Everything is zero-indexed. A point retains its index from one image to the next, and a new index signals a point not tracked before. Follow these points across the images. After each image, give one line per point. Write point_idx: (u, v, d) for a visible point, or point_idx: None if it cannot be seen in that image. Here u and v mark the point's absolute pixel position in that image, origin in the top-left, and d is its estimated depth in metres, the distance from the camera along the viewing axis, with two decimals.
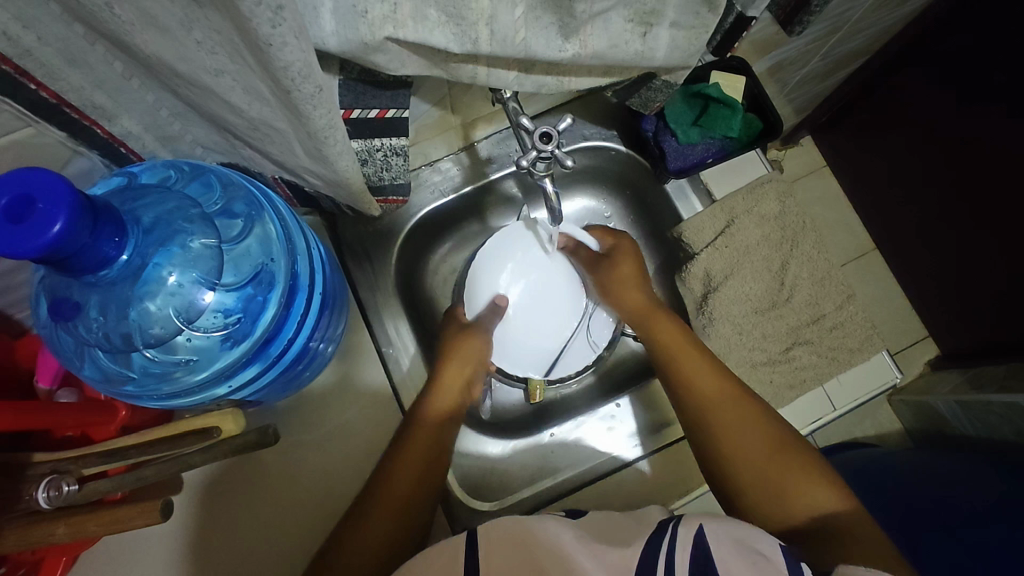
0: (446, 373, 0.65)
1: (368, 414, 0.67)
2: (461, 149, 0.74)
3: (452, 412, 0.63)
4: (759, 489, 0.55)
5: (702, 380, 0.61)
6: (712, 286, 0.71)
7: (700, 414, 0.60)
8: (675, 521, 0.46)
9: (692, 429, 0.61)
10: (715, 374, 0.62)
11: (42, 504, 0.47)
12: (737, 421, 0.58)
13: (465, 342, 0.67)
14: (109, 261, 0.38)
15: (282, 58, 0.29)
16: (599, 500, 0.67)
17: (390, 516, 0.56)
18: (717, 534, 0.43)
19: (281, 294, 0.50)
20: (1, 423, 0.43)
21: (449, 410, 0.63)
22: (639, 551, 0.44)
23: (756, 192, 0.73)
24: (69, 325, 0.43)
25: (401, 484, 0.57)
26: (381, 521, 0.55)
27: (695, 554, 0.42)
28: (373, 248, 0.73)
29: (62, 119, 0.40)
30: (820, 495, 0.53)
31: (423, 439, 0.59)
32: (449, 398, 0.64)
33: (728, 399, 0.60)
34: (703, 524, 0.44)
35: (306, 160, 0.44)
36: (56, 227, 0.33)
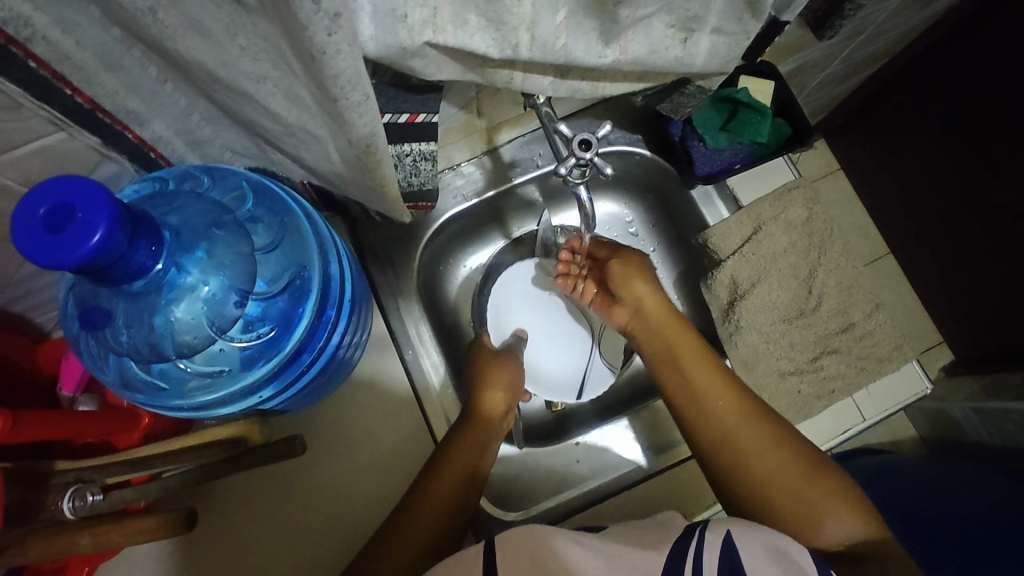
0: (484, 401, 0.64)
1: (387, 420, 0.66)
2: (484, 153, 0.73)
3: (495, 416, 0.64)
4: (780, 511, 0.52)
5: (710, 394, 0.58)
6: (739, 293, 0.70)
7: (708, 432, 0.57)
8: (700, 525, 0.45)
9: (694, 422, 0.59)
10: (720, 387, 0.58)
11: (66, 514, 0.45)
12: (746, 428, 0.56)
13: (494, 367, 0.67)
14: (145, 270, 0.37)
15: (333, 65, 0.29)
16: (620, 511, 0.65)
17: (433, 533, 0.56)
18: (748, 542, 0.42)
19: (314, 305, 0.50)
20: (28, 433, 0.42)
21: (490, 414, 0.64)
22: (664, 555, 0.43)
23: (783, 199, 0.72)
24: (99, 335, 0.42)
25: (442, 501, 0.57)
26: (420, 533, 0.56)
27: (725, 559, 0.41)
28: (395, 252, 0.72)
29: (95, 124, 0.39)
30: (844, 520, 0.51)
31: (473, 440, 0.61)
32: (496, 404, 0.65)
33: (739, 417, 0.57)
34: (731, 531, 0.43)
35: (342, 166, 0.43)
36: (96, 237, 0.32)
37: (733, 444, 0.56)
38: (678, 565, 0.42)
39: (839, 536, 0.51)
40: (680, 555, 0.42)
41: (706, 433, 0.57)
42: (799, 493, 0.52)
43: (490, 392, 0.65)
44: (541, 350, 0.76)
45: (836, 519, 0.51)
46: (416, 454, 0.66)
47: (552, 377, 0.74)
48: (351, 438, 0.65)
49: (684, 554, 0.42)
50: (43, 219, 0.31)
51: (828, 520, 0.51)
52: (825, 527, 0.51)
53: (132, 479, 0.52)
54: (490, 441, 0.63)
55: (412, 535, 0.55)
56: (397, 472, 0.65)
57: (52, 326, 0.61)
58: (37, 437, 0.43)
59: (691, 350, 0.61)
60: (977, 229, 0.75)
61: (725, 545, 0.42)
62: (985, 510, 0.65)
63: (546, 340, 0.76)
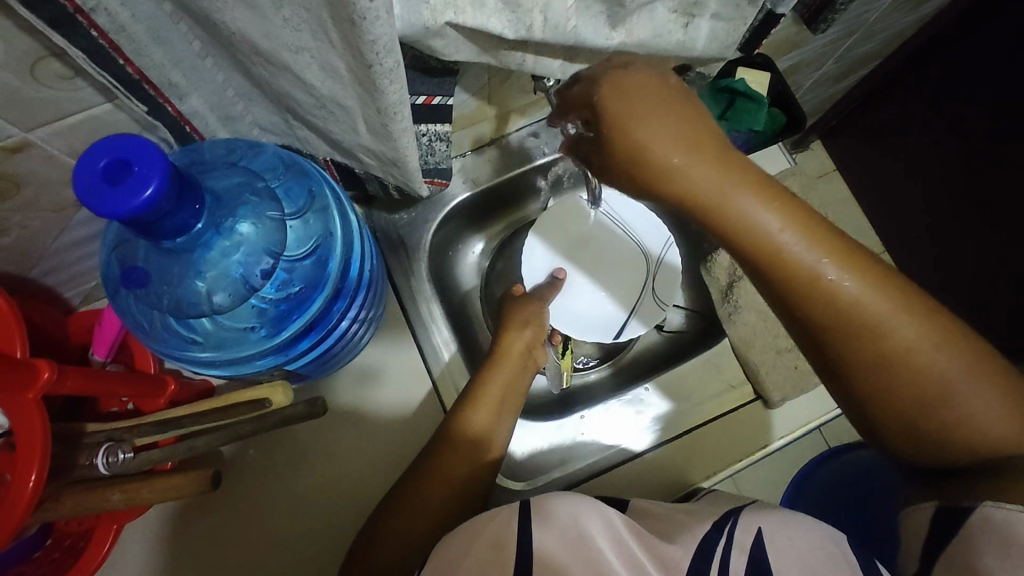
0: (487, 393, 0.64)
1: (401, 393, 0.70)
2: (493, 141, 0.76)
3: (502, 405, 0.64)
4: (901, 421, 0.43)
5: (829, 294, 0.39)
6: (737, 276, 0.75)
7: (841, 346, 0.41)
8: (734, 517, 0.47)
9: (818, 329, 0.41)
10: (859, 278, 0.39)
11: (101, 470, 0.48)
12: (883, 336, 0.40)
13: (512, 334, 0.69)
14: (186, 228, 0.40)
15: (372, 32, 0.32)
16: (622, 486, 0.68)
17: (441, 510, 0.58)
18: (778, 538, 0.44)
19: (330, 277, 0.53)
20: (69, 386, 0.45)
21: (498, 406, 0.64)
22: (688, 553, 0.44)
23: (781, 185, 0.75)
24: (140, 293, 0.45)
25: (447, 480, 0.59)
26: (424, 513, 0.58)
27: (749, 557, 0.43)
28: (408, 237, 0.75)
29: (141, 95, 0.42)
30: (985, 409, 0.41)
31: (472, 434, 0.61)
32: (498, 393, 0.65)
33: (880, 306, 0.39)
34: (763, 528, 0.45)
35: (367, 138, 0.46)
36: (148, 190, 0.35)
37: (849, 345, 0.41)
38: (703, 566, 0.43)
39: (987, 429, 0.41)
40: (710, 549, 0.44)
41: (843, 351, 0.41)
42: (949, 396, 0.41)
43: (499, 373, 0.66)
44: (574, 293, 0.74)
45: (985, 411, 0.41)
46: (426, 424, 0.68)
47: (585, 318, 0.73)
48: (370, 412, 0.68)
49: (710, 550, 0.44)
50: (102, 172, 0.34)
51: (969, 417, 0.41)
52: (965, 421, 0.41)
53: (159, 442, 0.54)
54: (500, 417, 0.64)
55: (421, 514, 0.58)
56: (409, 444, 0.68)
57: (80, 300, 0.63)
58: (76, 391, 0.46)
59: (794, 235, 0.37)
60: (978, 220, 0.81)
61: (755, 541, 0.44)
62: None
63: (584, 286, 0.74)
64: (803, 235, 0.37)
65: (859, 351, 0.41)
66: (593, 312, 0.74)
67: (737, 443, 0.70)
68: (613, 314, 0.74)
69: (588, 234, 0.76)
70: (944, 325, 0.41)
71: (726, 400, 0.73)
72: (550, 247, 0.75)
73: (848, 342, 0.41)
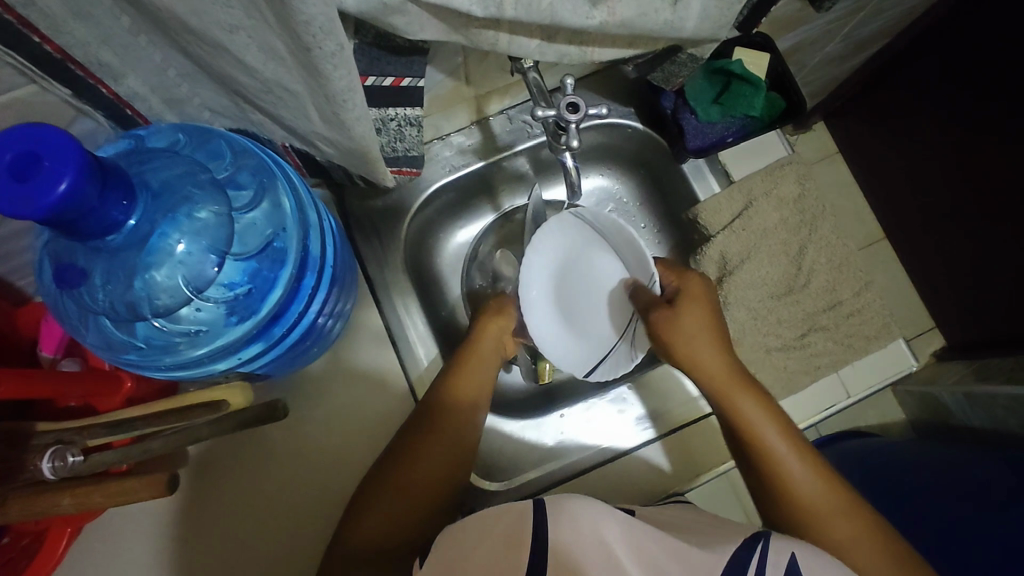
0: (458, 374, 0.63)
1: (371, 388, 0.66)
2: (473, 123, 0.72)
3: (475, 388, 0.64)
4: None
5: (791, 472, 0.58)
6: (728, 270, 0.69)
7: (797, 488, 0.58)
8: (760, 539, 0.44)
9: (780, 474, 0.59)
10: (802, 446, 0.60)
11: (46, 474, 0.46)
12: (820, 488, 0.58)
13: (479, 338, 0.67)
14: (117, 225, 0.37)
15: (304, 11, 0.28)
16: (604, 488, 0.66)
17: (410, 514, 0.57)
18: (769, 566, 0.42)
19: (290, 268, 0.49)
20: (4, 391, 0.42)
21: (471, 386, 0.63)
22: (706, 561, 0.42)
23: (775, 174, 0.71)
24: (75, 293, 0.42)
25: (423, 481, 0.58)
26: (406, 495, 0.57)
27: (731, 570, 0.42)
28: (382, 223, 0.71)
29: (66, 76, 0.38)
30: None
31: (450, 413, 0.61)
32: (470, 376, 0.64)
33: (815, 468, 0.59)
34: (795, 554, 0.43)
35: (321, 126, 0.42)
36: (62, 187, 0.31)
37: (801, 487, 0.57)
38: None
39: None
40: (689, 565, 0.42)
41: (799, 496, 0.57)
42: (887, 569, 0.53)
43: (469, 369, 0.64)
44: (557, 317, 0.67)
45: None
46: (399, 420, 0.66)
47: (562, 344, 0.67)
48: (341, 407, 0.65)
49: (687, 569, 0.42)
50: (9, 166, 0.30)
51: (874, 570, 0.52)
52: None
53: (114, 443, 0.52)
54: (477, 381, 0.64)
55: (404, 500, 0.57)
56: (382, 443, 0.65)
57: (34, 290, 0.60)
58: (13, 394, 0.43)
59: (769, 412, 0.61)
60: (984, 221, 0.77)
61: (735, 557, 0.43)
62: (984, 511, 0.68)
63: (569, 310, 0.67)
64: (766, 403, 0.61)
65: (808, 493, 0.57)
66: (574, 338, 0.67)
67: (720, 443, 0.68)
68: (592, 345, 0.68)
69: (580, 262, 0.68)
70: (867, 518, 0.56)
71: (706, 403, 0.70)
72: (542, 279, 0.67)
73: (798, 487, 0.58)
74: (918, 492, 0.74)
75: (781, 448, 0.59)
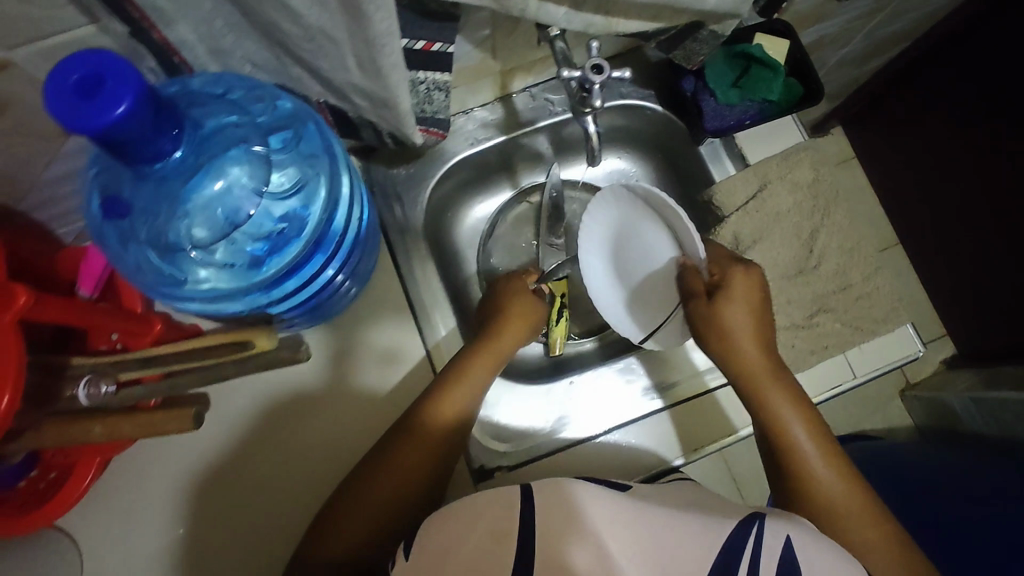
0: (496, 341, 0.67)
1: (364, 400, 0.66)
2: (497, 99, 0.74)
3: (495, 358, 0.66)
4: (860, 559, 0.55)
5: (809, 448, 0.61)
6: (740, 249, 0.71)
7: (814, 470, 0.60)
8: (758, 521, 0.47)
9: (800, 458, 0.60)
10: (819, 430, 0.62)
11: (80, 401, 0.49)
12: (837, 470, 0.60)
13: (479, 354, 0.65)
14: (163, 155, 0.39)
15: None
16: (602, 467, 0.69)
17: (387, 494, 0.58)
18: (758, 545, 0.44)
19: (310, 230, 0.52)
20: (46, 313, 0.45)
21: (492, 358, 0.66)
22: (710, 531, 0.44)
23: (791, 159, 0.72)
24: (121, 222, 0.46)
25: (433, 441, 0.61)
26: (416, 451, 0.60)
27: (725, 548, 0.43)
28: (405, 190, 0.73)
29: (124, 16, 0.40)
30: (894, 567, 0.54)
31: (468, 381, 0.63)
32: (499, 346, 0.67)
33: (833, 450, 0.61)
34: (791, 535, 0.46)
35: (358, 76, 0.44)
36: (121, 108, 0.34)
37: (822, 468, 0.60)
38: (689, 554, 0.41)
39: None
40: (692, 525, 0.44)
41: (818, 478, 0.59)
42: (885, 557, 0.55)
43: (458, 389, 0.63)
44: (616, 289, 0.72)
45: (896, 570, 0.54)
46: (412, 380, 0.68)
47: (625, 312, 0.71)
48: (335, 414, 0.65)
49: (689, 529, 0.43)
50: (76, 85, 0.33)
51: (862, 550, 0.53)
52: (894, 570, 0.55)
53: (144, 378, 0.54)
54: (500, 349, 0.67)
55: (410, 459, 0.59)
56: (393, 400, 0.67)
57: (73, 237, 0.63)
58: (58, 318, 0.46)
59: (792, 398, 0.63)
60: (991, 224, 0.78)
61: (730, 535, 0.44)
62: (986, 500, 0.68)
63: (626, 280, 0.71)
64: (789, 390, 0.63)
65: (830, 473, 0.59)
66: (634, 308, 0.71)
67: (720, 418, 0.71)
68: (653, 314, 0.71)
69: (634, 234, 0.70)
70: (868, 501, 0.58)
71: (711, 379, 0.73)
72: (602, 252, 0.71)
73: (821, 467, 0.60)
74: (921, 482, 0.75)
75: (802, 438, 0.61)
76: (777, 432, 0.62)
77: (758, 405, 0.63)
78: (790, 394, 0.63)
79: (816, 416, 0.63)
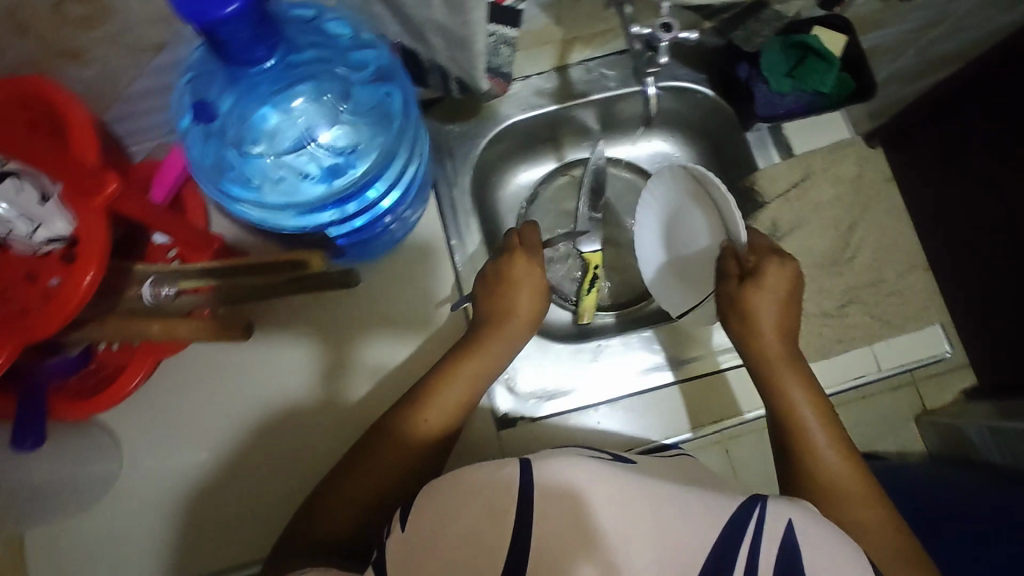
0: (516, 309, 0.64)
1: (348, 412, 0.66)
2: (553, 69, 0.77)
3: (519, 333, 0.64)
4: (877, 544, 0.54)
5: (820, 446, 0.60)
6: (777, 236, 0.72)
7: (827, 465, 0.58)
8: (758, 504, 0.45)
9: (810, 454, 0.60)
10: (834, 430, 0.61)
11: (145, 299, 0.54)
12: (848, 473, 0.58)
13: (464, 360, 0.61)
14: (254, 61, 0.42)
15: None
16: (615, 433, 0.71)
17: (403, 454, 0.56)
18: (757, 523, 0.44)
19: (346, 182, 0.53)
20: (131, 209, 0.48)
21: (516, 333, 0.64)
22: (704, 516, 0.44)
23: (837, 153, 0.74)
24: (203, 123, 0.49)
25: (447, 404, 0.59)
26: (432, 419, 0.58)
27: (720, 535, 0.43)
28: (456, 147, 0.76)
29: None
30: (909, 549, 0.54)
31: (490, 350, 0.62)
32: (522, 319, 0.63)
33: (848, 453, 0.59)
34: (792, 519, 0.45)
35: (440, 13, 0.47)
36: (231, 7, 0.36)
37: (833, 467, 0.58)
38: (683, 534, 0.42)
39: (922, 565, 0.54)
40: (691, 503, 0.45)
41: (829, 475, 0.58)
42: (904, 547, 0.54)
43: (464, 370, 0.60)
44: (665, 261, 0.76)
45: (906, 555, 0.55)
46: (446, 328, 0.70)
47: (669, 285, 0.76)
48: (317, 428, 0.65)
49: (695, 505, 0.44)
50: None
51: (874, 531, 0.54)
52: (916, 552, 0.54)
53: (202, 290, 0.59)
54: (521, 325, 0.64)
55: (427, 421, 0.58)
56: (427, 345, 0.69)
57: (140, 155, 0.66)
58: (139, 216, 0.49)
59: (808, 395, 0.63)
60: None
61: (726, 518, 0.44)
62: None
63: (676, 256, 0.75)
64: (806, 387, 0.63)
65: (841, 474, 0.58)
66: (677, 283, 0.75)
67: (737, 394, 0.73)
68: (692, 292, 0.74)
69: (686, 214, 0.73)
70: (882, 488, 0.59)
71: (723, 359, 0.74)
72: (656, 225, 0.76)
73: (832, 466, 0.58)
74: None
75: (818, 436, 0.60)
76: (796, 436, 0.61)
77: (775, 396, 0.63)
78: (806, 391, 0.63)
79: (828, 417, 0.62)
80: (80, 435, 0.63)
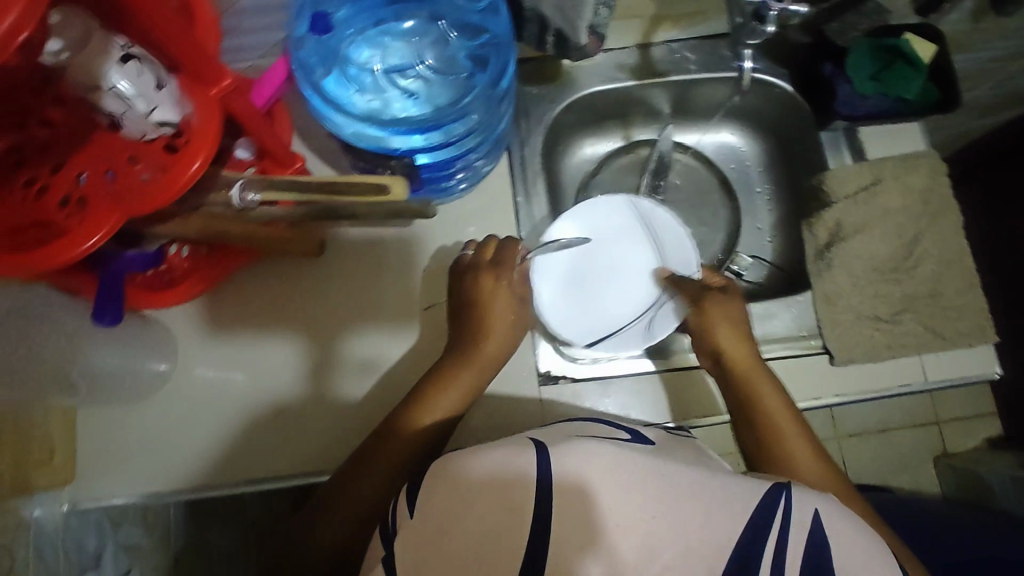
0: (491, 323, 0.63)
1: (345, 406, 0.66)
2: (636, 46, 0.78)
3: (498, 347, 0.63)
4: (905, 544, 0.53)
5: (797, 460, 0.57)
6: (839, 237, 0.73)
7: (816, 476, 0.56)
8: (785, 491, 0.43)
9: (781, 463, 0.57)
10: (812, 448, 0.58)
11: (233, 201, 0.54)
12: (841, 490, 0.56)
13: (441, 385, 0.60)
14: None
15: None
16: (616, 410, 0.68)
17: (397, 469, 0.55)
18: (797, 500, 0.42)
19: (407, 113, 0.60)
20: (235, 105, 0.52)
21: (496, 349, 0.63)
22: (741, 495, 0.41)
23: (909, 163, 0.73)
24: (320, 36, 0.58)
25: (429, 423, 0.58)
26: (411, 436, 0.57)
27: (754, 517, 0.40)
28: (533, 108, 0.77)
29: None
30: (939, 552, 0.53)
31: (466, 369, 0.61)
32: (500, 331, 0.64)
33: (828, 471, 0.57)
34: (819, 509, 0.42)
35: None
36: None
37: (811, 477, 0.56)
38: (726, 505, 0.40)
39: None
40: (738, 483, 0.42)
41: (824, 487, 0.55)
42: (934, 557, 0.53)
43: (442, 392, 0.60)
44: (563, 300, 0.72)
45: None
46: None
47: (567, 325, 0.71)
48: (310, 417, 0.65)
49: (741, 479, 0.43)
50: None
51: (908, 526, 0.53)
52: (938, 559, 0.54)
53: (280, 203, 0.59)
54: (502, 344, 0.64)
55: (410, 434, 0.57)
56: None
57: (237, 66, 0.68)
58: (239, 114, 0.53)
59: (785, 412, 0.60)
60: None
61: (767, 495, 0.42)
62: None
63: (575, 295, 0.73)
64: (785, 407, 0.61)
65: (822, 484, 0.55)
66: (578, 322, 0.72)
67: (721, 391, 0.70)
68: (597, 328, 0.72)
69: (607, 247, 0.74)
70: None
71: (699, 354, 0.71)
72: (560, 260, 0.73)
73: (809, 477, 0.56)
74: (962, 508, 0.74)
75: (798, 451, 0.58)
76: (772, 445, 0.59)
77: (748, 410, 0.61)
78: (783, 405, 0.61)
79: (815, 439, 0.59)
80: (141, 326, 0.65)
